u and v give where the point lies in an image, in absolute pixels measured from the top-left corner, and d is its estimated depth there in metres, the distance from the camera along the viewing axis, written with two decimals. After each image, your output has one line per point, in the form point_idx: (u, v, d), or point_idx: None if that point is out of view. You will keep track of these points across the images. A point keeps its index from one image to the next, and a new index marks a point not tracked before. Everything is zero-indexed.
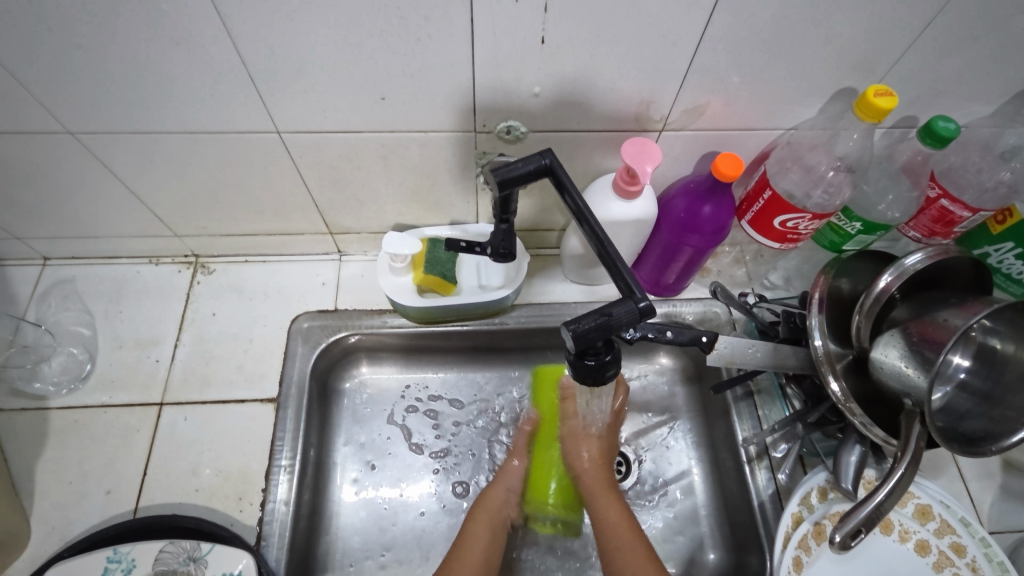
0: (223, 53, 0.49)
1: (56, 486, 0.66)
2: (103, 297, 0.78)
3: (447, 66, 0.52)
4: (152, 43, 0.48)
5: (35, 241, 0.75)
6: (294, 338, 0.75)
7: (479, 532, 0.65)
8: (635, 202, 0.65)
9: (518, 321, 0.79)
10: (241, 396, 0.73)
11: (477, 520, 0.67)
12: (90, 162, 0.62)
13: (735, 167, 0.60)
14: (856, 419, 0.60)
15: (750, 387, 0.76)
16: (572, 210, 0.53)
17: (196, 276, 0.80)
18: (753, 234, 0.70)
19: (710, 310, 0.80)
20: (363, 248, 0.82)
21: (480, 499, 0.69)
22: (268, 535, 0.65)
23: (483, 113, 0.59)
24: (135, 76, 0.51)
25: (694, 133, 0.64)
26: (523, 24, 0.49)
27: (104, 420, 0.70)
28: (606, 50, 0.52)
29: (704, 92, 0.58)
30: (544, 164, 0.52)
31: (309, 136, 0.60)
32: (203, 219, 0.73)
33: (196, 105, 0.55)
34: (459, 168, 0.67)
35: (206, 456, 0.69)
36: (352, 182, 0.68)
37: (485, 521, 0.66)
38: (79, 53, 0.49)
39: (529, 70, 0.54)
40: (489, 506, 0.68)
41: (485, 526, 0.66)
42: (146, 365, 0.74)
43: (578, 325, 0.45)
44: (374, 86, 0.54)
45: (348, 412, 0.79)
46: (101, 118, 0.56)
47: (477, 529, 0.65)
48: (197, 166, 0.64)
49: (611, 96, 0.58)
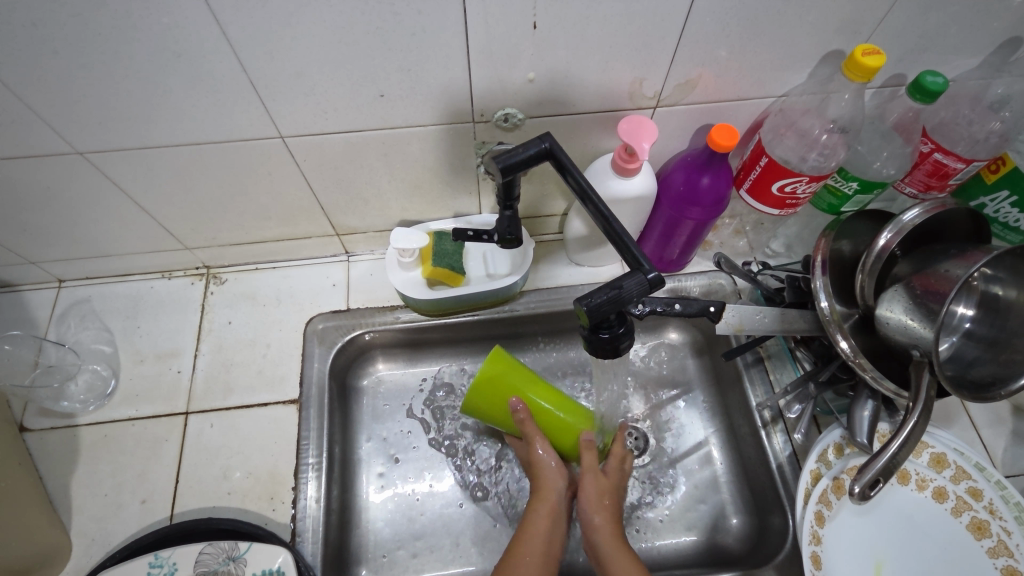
0: (224, 63, 0.51)
1: (91, 499, 0.68)
2: (120, 314, 0.79)
3: (442, 59, 0.53)
4: (154, 57, 0.49)
5: (49, 264, 0.77)
6: (311, 339, 0.77)
7: (541, 516, 0.65)
8: (635, 179, 0.66)
9: (527, 306, 0.81)
10: (264, 399, 0.74)
11: (538, 504, 0.66)
12: (100, 181, 0.64)
13: (731, 137, 0.61)
14: (868, 375, 0.60)
15: (760, 353, 0.77)
16: (575, 190, 0.54)
17: (209, 287, 0.81)
18: (752, 202, 0.71)
19: (715, 282, 0.82)
20: (370, 248, 0.84)
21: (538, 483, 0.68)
22: (303, 531, 0.66)
23: (481, 103, 0.60)
24: (140, 92, 0.53)
25: (688, 108, 0.65)
26: (515, 12, 0.50)
27: (132, 433, 0.72)
28: (596, 31, 0.53)
29: (695, 65, 0.59)
30: (544, 147, 0.54)
31: (312, 138, 0.61)
32: (213, 230, 0.75)
33: (200, 115, 0.56)
34: (460, 159, 0.68)
35: (235, 459, 0.70)
36: (355, 181, 0.69)
37: (546, 500, 0.66)
38: (84, 73, 0.50)
39: (522, 56, 0.55)
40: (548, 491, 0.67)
41: (545, 512, 0.65)
42: (168, 377, 0.75)
43: (591, 299, 0.47)
44: (373, 84, 0.55)
45: (368, 409, 0.80)
46: (108, 136, 0.57)
47: (537, 514, 0.65)
48: (204, 176, 0.65)
49: (603, 77, 0.59)
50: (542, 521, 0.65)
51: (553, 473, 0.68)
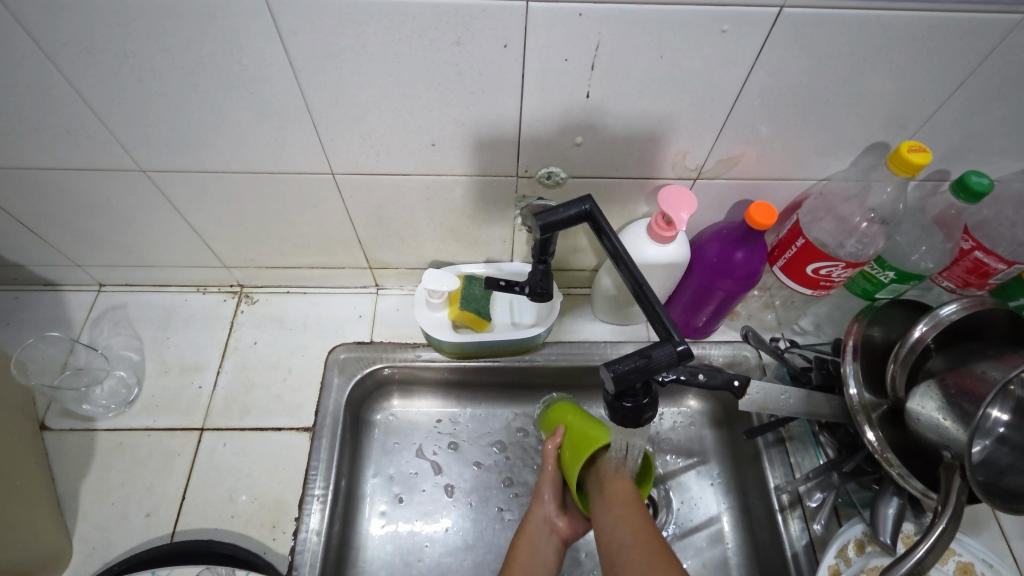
0: (293, 102, 0.53)
1: (98, 507, 0.68)
2: (152, 323, 0.81)
3: (497, 116, 0.56)
4: (228, 92, 0.52)
5: (93, 268, 0.80)
6: (331, 368, 0.77)
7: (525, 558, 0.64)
8: (669, 246, 0.67)
9: (548, 358, 0.80)
10: (279, 424, 0.74)
11: (521, 544, 0.65)
12: (156, 198, 0.67)
13: (769, 215, 0.61)
14: (894, 471, 0.59)
15: (782, 433, 0.76)
16: (609, 252, 0.56)
17: (240, 306, 0.83)
18: (785, 280, 0.71)
19: (740, 354, 0.80)
20: (400, 283, 0.85)
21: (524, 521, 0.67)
22: (300, 565, 0.65)
23: (526, 159, 0.62)
24: (210, 121, 0.55)
25: (728, 182, 0.66)
26: (572, 79, 0.52)
27: (147, 443, 0.72)
28: (648, 103, 0.55)
29: (739, 143, 0.61)
30: (584, 209, 0.55)
31: (361, 177, 0.63)
32: (252, 252, 0.77)
33: (261, 147, 0.59)
34: (498, 209, 0.70)
35: (242, 482, 0.70)
36: (396, 220, 0.71)
37: (530, 539, 0.65)
38: (162, 101, 0.53)
39: (572, 120, 0.57)
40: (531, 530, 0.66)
41: (530, 547, 0.65)
42: (189, 391, 0.76)
43: (619, 365, 0.47)
44: (427, 134, 0.57)
45: (378, 444, 0.80)
46: (172, 158, 0.60)
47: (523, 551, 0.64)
48: (252, 201, 0.67)
49: (649, 145, 0.60)
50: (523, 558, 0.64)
51: (537, 521, 0.67)
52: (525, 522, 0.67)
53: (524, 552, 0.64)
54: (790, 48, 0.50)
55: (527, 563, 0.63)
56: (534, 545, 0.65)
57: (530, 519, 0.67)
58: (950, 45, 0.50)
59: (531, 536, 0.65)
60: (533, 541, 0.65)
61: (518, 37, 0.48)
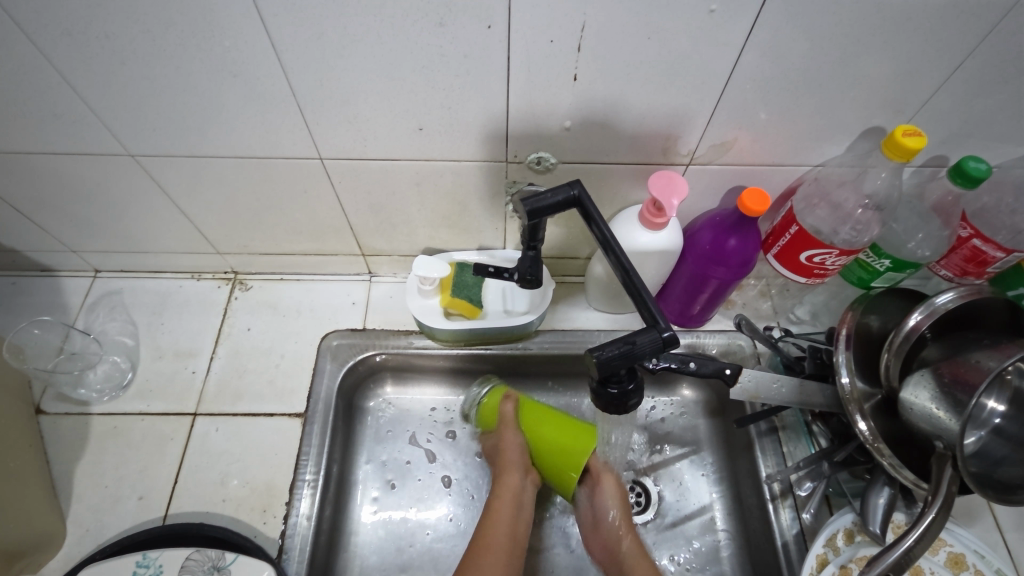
0: (276, 85, 0.53)
1: (93, 490, 0.69)
2: (147, 310, 0.82)
3: (483, 99, 0.55)
4: (213, 75, 0.52)
5: (88, 254, 0.80)
6: (324, 355, 0.78)
7: (505, 509, 0.67)
8: (661, 233, 0.66)
9: (541, 346, 0.80)
10: (271, 409, 0.75)
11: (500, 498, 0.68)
12: (148, 184, 0.67)
13: (761, 202, 0.61)
14: (886, 461, 0.58)
15: (775, 423, 0.75)
16: (599, 238, 0.55)
17: (234, 292, 0.84)
18: (779, 268, 0.70)
19: (735, 343, 0.80)
20: (393, 271, 0.85)
21: (500, 476, 0.70)
22: (290, 549, 0.66)
23: (515, 144, 0.61)
24: (194, 105, 0.55)
25: (721, 168, 0.65)
26: (558, 63, 0.51)
27: (141, 427, 0.73)
28: (636, 87, 0.54)
29: (731, 128, 0.60)
30: (573, 195, 0.55)
31: (349, 162, 0.63)
32: (245, 238, 0.77)
33: (248, 132, 0.58)
34: (489, 196, 0.69)
35: (235, 466, 0.71)
36: (387, 205, 0.71)
37: (508, 495, 0.68)
38: (147, 84, 0.53)
39: (561, 104, 0.56)
40: (509, 486, 0.69)
41: (508, 500, 0.68)
42: (183, 376, 0.77)
43: (602, 352, 0.47)
44: (414, 118, 0.57)
45: (371, 430, 0.80)
46: (159, 141, 0.60)
47: (502, 504, 0.67)
48: (242, 187, 0.67)
49: (639, 129, 0.60)
50: (503, 514, 0.67)
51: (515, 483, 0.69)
52: (502, 481, 0.70)
53: (504, 506, 0.67)
54: (782, 27, 0.49)
55: (508, 516, 0.67)
56: (514, 497, 0.68)
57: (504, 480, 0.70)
58: (948, 25, 0.49)
59: (512, 494, 0.69)
60: (511, 495, 0.68)
61: (501, 18, 0.47)
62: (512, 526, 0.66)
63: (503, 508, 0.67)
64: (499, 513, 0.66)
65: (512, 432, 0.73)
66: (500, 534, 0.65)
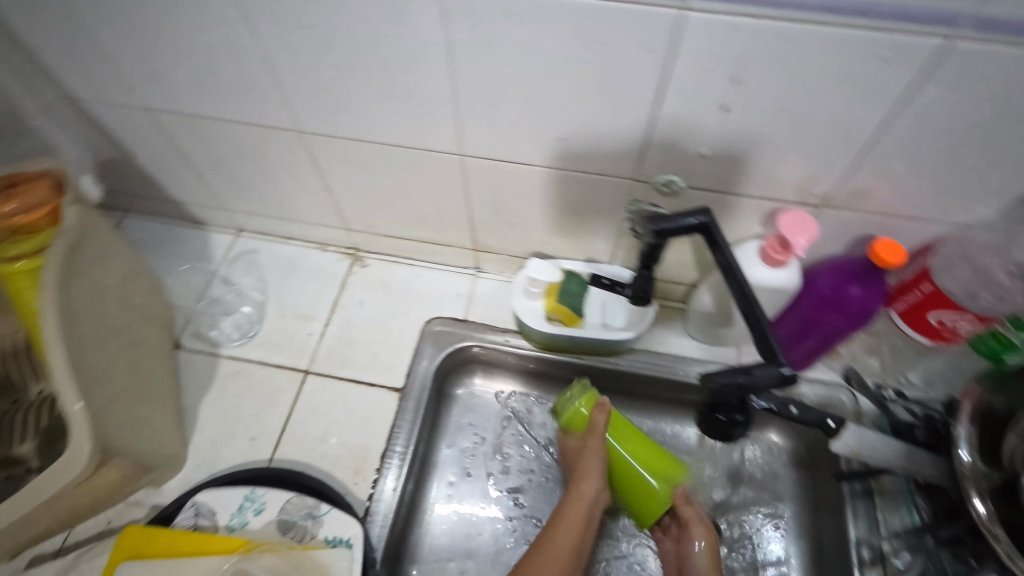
0: (441, 86, 0.58)
1: (213, 423, 0.77)
2: (277, 271, 0.90)
3: (629, 118, 0.57)
4: (389, 70, 0.58)
5: (237, 214, 0.90)
6: (425, 338, 0.83)
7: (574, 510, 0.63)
8: (781, 272, 0.65)
9: (633, 365, 0.81)
10: (373, 380, 0.80)
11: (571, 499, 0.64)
12: (304, 159, 0.74)
13: (896, 255, 0.59)
14: (999, 547, 0.52)
15: (872, 486, 0.71)
16: (721, 266, 0.56)
17: (353, 267, 0.91)
18: (901, 325, 0.69)
19: (836, 396, 0.76)
20: (499, 269, 0.89)
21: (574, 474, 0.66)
22: (374, 512, 0.70)
23: (649, 165, 0.63)
24: (365, 94, 0.61)
25: (855, 215, 0.64)
26: (711, 92, 0.53)
27: (260, 375, 0.80)
28: (784, 124, 0.54)
29: (875, 177, 0.58)
30: (702, 221, 0.56)
31: (487, 162, 0.67)
32: (373, 219, 0.84)
33: (404, 123, 0.64)
34: (610, 211, 0.71)
35: (335, 426, 0.77)
36: (509, 206, 0.74)
37: (580, 499, 0.64)
38: (330, 71, 0.59)
39: (704, 133, 0.57)
40: (581, 488, 0.64)
41: (580, 509, 0.63)
42: (300, 336, 0.84)
43: (718, 379, 0.49)
44: (558, 129, 0.60)
45: (457, 416, 0.84)
46: (326, 123, 0.67)
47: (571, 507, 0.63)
48: (386, 173, 0.73)
49: (777, 166, 0.60)
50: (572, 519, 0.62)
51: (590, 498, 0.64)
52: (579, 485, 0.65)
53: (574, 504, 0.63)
54: (954, 82, 0.47)
55: (575, 520, 0.62)
56: (586, 503, 0.64)
57: (581, 474, 0.65)
58: None
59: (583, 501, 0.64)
60: (583, 493, 0.64)
61: (666, 45, 0.49)
62: (585, 526, 0.62)
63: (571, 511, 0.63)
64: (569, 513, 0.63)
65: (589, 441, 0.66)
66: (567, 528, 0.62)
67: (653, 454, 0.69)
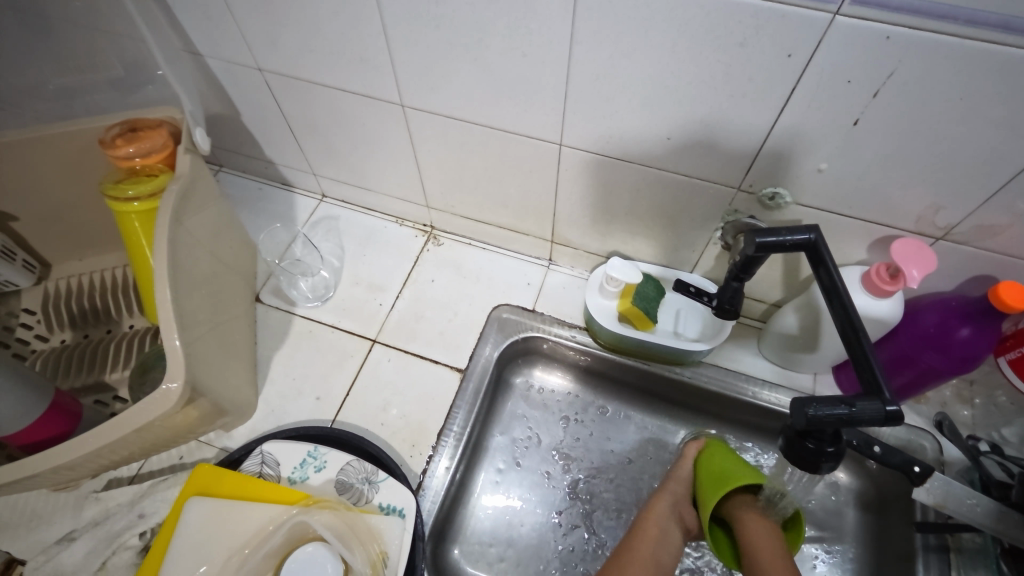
0: (555, 73, 0.57)
1: (282, 378, 0.79)
2: (355, 239, 0.92)
3: (746, 124, 0.55)
4: (505, 52, 0.57)
5: (324, 180, 0.92)
6: (491, 324, 0.83)
7: (654, 520, 0.66)
8: (883, 301, 0.62)
9: (701, 378, 0.78)
10: (437, 357, 0.81)
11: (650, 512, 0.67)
12: (400, 132, 0.75)
13: (1020, 299, 0.54)
14: None
15: (948, 542, 0.65)
16: (824, 286, 0.53)
17: (427, 245, 0.92)
18: (1009, 376, 0.65)
19: (917, 441, 0.71)
20: (572, 264, 0.88)
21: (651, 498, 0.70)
22: (426, 488, 0.70)
23: (756, 174, 0.60)
24: (475, 74, 0.61)
25: (977, 252, 0.59)
26: (844, 104, 0.49)
27: (330, 338, 0.82)
28: (917, 146, 0.51)
29: (1010, 214, 0.54)
30: (809, 238, 0.53)
31: (584, 154, 0.66)
32: (455, 199, 0.84)
33: (509, 107, 0.63)
34: (702, 217, 0.69)
35: (396, 398, 0.78)
36: (598, 201, 0.73)
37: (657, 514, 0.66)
38: (445, 49, 0.59)
39: (824, 146, 0.54)
40: (657, 507, 0.67)
41: (656, 523, 0.66)
42: (371, 305, 0.85)
43: (819, 411, 0.45)
44: (667, 127, 0.58)
45: (512, 405, 0.83)
46: (430, 100, 0.67)
47: (650, 519, 0.66)
48: (478, 154, 0.73)
49: (898, 190, 0.56)
50: (650, 533, 0.65)
51: (662, 514, 0.67)
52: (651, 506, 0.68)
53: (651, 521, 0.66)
54: None
55: (653, 535, 0.64)
56: (661, 522, 0.66)
57: (658, 498, 0.69)
58: None
59: (658, 520, 0.66)
60: (660, 511, 0.67)
61: (805, 50, 0.46)
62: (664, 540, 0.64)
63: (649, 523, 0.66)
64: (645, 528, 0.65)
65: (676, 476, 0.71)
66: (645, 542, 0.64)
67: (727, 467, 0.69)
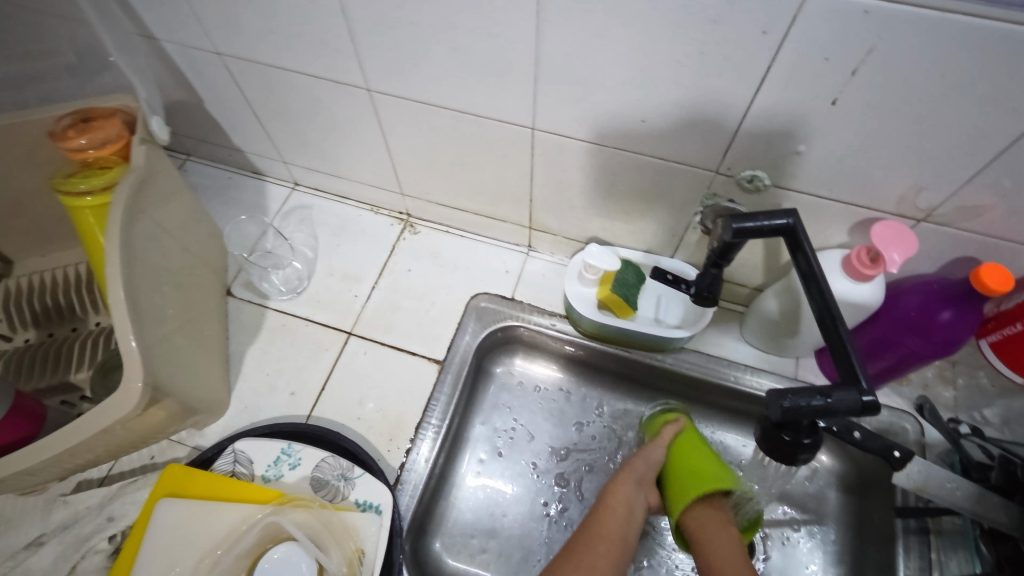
0: (524, 55, 0.54)
1: (255, 373, 0.78)
2: (329, 228, 0.90)
3: (723, 105, 0.53)
4: (471, 33, 0.54)
5: (295, 168, 0.89)
6: (469, 313, 0.81)
7: (620, 498, 0.64)
8: (863, 286, 0.60)
9: (683, 365, 0.77)
10: (415, 349, 0.79)
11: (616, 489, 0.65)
12: (369, 118, 0.72)
13: (1003, 283, 0.53)
14: None
15: (928, 525, 0.65)
16: (801, 271, 0.51)
17: (404, 233, 0.89)
18: (993, 360, 0.66)
19: (899, 424, 0.71)
20: (552, 250, 0.86)
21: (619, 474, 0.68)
22: (405, 482, 0.69)
23: (734, 157, 0.58)
24: (442, 56, 0.58)
25: (958, 233, 0.57)
26: (824, 82, 0.47)
27: (304, 331, 0.80)
28: (897, 126, 0.49)
29: (992, 194, 0.52)
30: (787, 223, 0.51)
31: (558, 138, 0.64)
32: (430, 186, 0.81)
33: (479, 90, 0.61)
34: (681, 201, 0.67)
35: (373, 391, 0.76)
36: (575, 186, 0.71)
37: (625, 493, 0.65)
38: (409, 30, 0.56)
39: (803, 127, 0.52)
40: (625, 486, 0.65)
41: (622, 501, 0.64)
42: (346, 297, 0.83)
43: (796, 400, 0.44)
44: (642, 109, 0.56)
45: (493, 395, 0.82)
46: (398, 84, 0.64)
47: (616, 498, 0.64)
48: (451, 140, 0.70)
49: (879, 171, 0.54)
50: (617, 511, 0.63)
51: (628, 493, 0.65)
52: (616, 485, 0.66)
53: (618, 499, 0.64)
54: None
55: (618, 514, 0.62)
56: (629, 501, 0.64)
57: (625, 475, 0.67)
58: None
59: (626, 499, 0.64)
60: (627, 489, 0.65)
61: (782, 27, 0.44)
62: (629, 519, 0.63)
63: (615, 500, 0.64)
64: (610, 507, 0.63)
65: (646, 455, 0.69)
66: (610, 521, 0.62)
67: (704, 462, 0.68)
